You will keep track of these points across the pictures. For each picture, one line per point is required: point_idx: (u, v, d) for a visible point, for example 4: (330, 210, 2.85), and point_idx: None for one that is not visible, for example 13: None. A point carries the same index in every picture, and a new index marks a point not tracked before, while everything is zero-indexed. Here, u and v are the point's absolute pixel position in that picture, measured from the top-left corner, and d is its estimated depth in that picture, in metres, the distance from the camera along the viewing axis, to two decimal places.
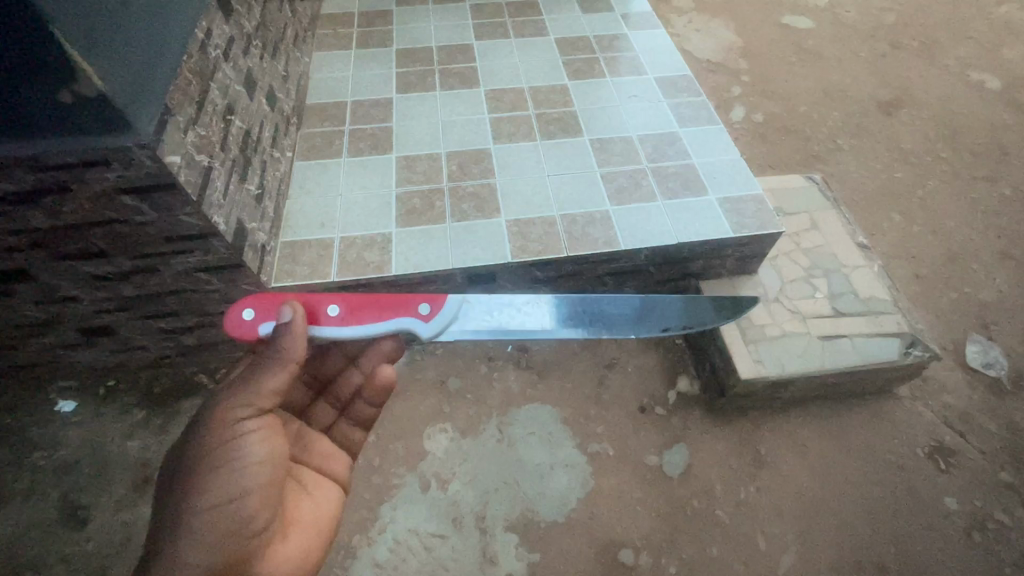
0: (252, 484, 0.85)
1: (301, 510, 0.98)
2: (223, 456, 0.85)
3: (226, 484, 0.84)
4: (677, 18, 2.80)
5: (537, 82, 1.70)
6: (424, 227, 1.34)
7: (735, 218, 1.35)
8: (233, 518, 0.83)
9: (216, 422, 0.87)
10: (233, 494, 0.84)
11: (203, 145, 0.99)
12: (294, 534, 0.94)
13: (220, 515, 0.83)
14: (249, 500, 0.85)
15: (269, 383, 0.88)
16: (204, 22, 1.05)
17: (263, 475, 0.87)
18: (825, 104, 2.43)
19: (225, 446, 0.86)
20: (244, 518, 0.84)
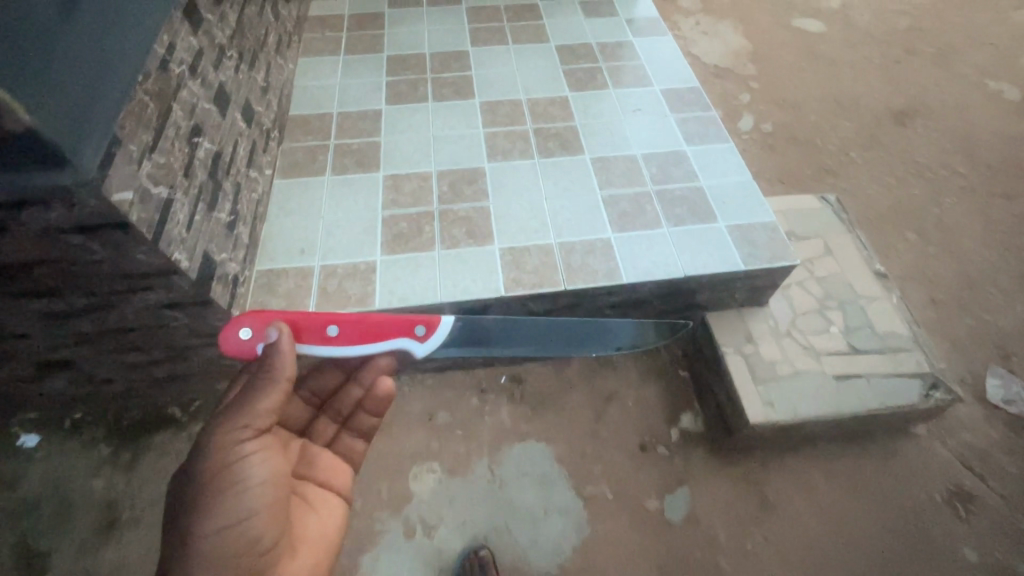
0: (257, 506, 0.78)
1: (309, 527, 0.90)
2: (222, 480, 0.77)
3: (230, 507, 0.76)
4: (683, 20, 2.69)
5: (536, 93, 1.60)
6: (412, 256, 1.24)
7: (746, 248, 1.25)
8: (239, 542, 0.76)
9: (212, 445, 0.78)
10: (237, 518, 0.76)
11: (162, 175, 0.90)
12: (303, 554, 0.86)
13: (224, 539, 0.75)
14: (258, 522, 0.77)
15: (266, 401, 0.80)
16: (165, 36, 0.95)
17: (269, 495, 0.79)
18: (839, 112, 2.32)
19: (223, 469, 0.77)
20: (252, 540, 0.77)
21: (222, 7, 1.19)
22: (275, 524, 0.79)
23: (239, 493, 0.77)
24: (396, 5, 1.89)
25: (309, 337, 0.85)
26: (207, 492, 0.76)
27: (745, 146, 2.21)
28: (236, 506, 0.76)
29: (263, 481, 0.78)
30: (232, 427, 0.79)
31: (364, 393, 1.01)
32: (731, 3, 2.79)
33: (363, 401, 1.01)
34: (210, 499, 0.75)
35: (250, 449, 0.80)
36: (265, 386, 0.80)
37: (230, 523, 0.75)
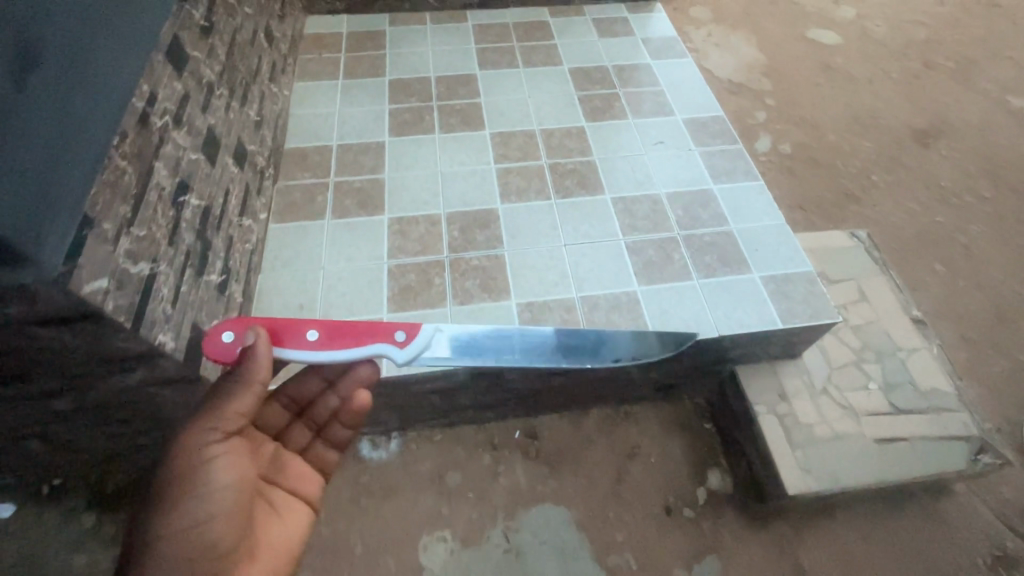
0: (217, 509, 0.75)
1: (272, 534, 0.85)
2: (184, 482, 0.75)
3: (188, 510, 0.74)
4: (694, 30, 2.58)
5: (550, 123, 1.49)
6: (422, 313, 1.14)
7: (783, 303, 1.16)
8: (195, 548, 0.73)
9: (178, 447, 0.76)
10: (195, 520, 0.74)
11: (143, 250, 0.79)
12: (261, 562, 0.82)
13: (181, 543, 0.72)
14: (215, 525, 0.75)
15: (234, 404, 0.78)
16: (145, 87, 0.84)
17: (231, 499, 0.77)
18: (859, 130, 2.22)
19: (186, 471, 0.75)
20: (207, 544, 0.74)
21: (209, 42, 1.07)
22: (234, 528, 0.77)
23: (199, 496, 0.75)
24: (397, 23, 1.78)
25: (286, 343, 0.81)
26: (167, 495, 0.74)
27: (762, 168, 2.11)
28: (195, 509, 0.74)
29: (225, 485, 0.76)
30: (198, 428, 0.77)
31: (341, 403, 0.96)
32: (744, 12, 2.68)
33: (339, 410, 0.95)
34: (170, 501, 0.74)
35: (215, 451, 0.78)
36: (234, 389, 0.77)
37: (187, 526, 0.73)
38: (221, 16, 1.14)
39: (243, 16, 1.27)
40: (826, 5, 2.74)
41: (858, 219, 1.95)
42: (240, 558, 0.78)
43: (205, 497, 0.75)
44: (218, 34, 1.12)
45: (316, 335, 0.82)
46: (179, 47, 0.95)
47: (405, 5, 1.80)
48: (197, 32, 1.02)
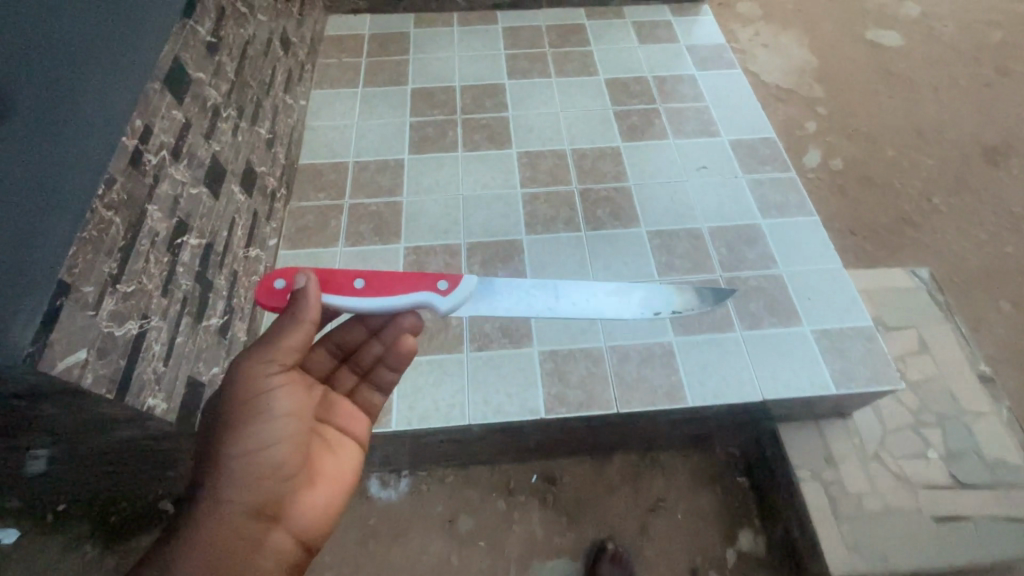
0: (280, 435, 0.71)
1: (329, 465, 0.79)
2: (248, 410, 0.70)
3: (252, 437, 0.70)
4: (740, 29, 2.40)
5: (583, 142, 1.37)
6: (436, 358, 1.05)
7: (837, 363, 1.04)
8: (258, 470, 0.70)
9: (240, 376, 0.71)
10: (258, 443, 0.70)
11: (130, 307, 0.72)
12: (319, 491, 0.76)
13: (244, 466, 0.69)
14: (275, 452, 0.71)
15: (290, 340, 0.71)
16: (137, 122, 0.75)
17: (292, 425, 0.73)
18: (920, 145, 2.03)
19: (249, 399, 0.71)
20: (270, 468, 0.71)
21: (216, 59, 0.99)
22: (295, 452, 0.73)
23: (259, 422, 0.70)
24: (422, 24, 1.67)
25: (334, 291, 0.77)
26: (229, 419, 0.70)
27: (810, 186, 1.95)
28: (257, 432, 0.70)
29: (284, 414, 0.71)
30: (257, 357, 0.72)
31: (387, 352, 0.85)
32: (796, 9, 2.48)
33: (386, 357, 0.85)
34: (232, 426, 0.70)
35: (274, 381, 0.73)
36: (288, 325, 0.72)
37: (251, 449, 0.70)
38: (230, 27, 1.05)
39: (257, 24, 1.18)
40: (888, 2, 2.52)
41: (916, 246, 1.78)
42: (298, 482, 0.74)
43: (268, 423, 0.71)
44: (227, 49, 1.03)
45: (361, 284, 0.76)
46: (179, 70, 0.87)
47: (432, 5, 1.68)
48: (201, 50, 0.94)
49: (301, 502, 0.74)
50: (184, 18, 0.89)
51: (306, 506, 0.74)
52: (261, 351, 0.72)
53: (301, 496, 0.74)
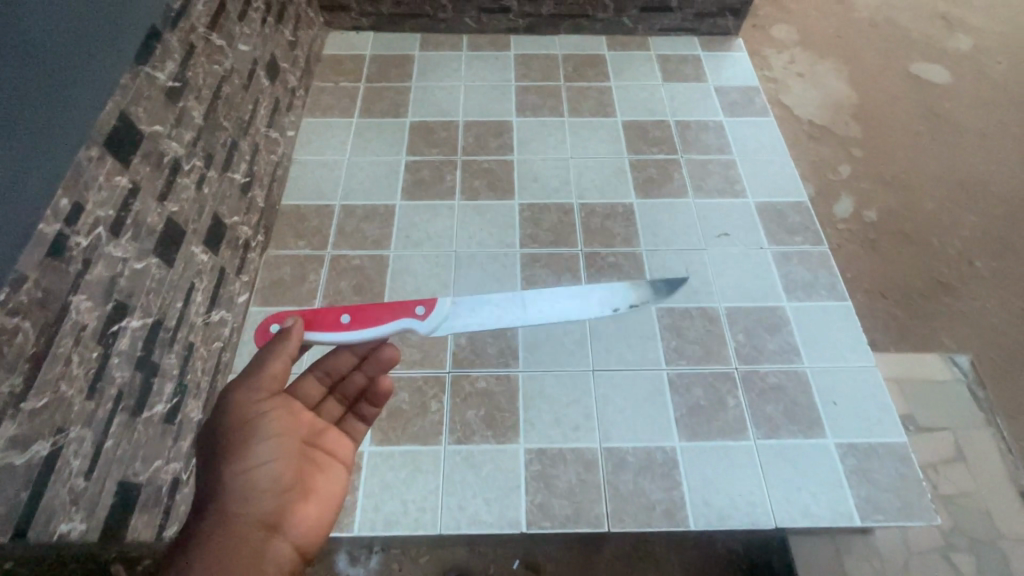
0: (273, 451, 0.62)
1: (336, 483, 0.66)
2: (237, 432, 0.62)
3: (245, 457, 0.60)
4: (774, 57, 2.17)
5: (592, 196, 1.24)
6: (409, 450, 0.94)
7: (863, 488, 0.91)
8: (255, 488, 0.59)
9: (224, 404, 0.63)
10: (253, 459, 0.60)
11: (39, 426, 0.61)
12: (327, 512, 0.63)
13: (238, 485, 0.59)
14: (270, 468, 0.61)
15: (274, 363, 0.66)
16: (62, 202, 0.65)
17: (290, 439, 0.64)
18: (961, 199, 1.80)
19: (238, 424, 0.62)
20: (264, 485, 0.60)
21: (179, 105, 0.87)
22: (293, 466, 0.63)
23: (251, 438, 0.62)
24: (427, 47, 1.54)
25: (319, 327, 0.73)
26: (219, 440, 0.61)
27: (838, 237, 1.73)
28: (252, 448, 0.61)
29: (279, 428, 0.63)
30: (242, 385, 0.65)
31: (372, 380, 0.75)
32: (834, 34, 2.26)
33: (371, 387, 0.75)
34: (224, 445, 0.61)
35: (267, 403, 0.65)
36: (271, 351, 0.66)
37: (246, 466, 0.60)
38: (201, 65, 0.94)
39: (239, 56, 1.07)
40: (932, 34, 2.25)
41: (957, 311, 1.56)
42: (301, 500, 0.62)
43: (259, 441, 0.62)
44: (195, 91, 0.91)
45: (350, 316, 0.74)
46: (127, 128, 0.76)
47: (439, 26, 1.55)
48: (160, 99, 0.82)
49: (308, 526, 0.61)
50: (137, 65, 0.78)
51: (314, 530, 0.62)
52: (245, 377, 0.65)
53: (307, 515, 0.61)
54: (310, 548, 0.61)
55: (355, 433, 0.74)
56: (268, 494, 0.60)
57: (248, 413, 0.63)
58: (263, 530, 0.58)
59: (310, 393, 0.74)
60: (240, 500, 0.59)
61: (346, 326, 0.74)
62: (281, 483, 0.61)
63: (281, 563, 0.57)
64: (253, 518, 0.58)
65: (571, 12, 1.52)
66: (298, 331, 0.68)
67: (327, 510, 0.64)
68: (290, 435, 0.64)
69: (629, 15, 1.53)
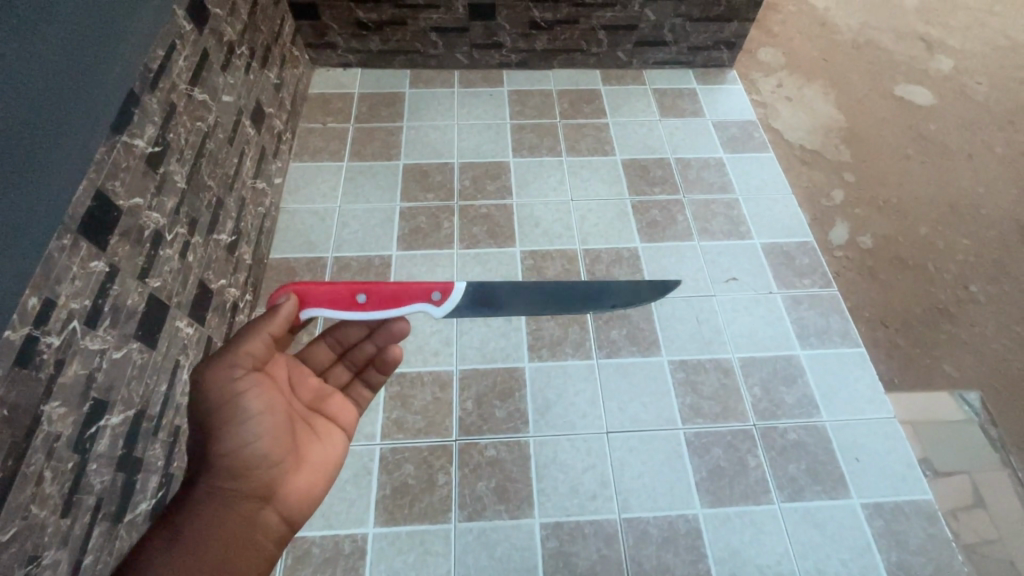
0: (260, 431, 0.58)
1: (329, 453, 0.64)
2: (219, 412, 0.56)
3: (229, 437, 0.56)
4: (762, 77, 1.73)
5: (596, 241, 1.20)
6: (417, 530, 0.88)
7: (893, 551, 0.89)
8: (244, 469, 0.57)
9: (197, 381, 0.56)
10: (241, 438, 0.57)
11: (8, 560, 0.54)
12: (318, 482, 0.62)
13: (225, 466, 0.56)
14: (256, 448, 0.57)
15: (258, 340, 0.59)
16: (30, 301, 0.58)
17: (277, 417, 0.59)
18: (957, 225, 1.45)
19: (219, 404, 0.56)
20: (249, 463, 0.57)
21: (160, 171, 0.81)
22: (282, 443, 0.59)
23: (240, 417, 0.56)
24: (418, 84, 1.49)
25: (331, 306, 0.66)
26: (202, 420, 0.56)
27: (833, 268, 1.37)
28: (237, 430, 0.56)
29: (265, 408, 0.58)
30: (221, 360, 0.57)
31: (382, 350, 0.74)
32: (811, 33, 1.89)
33: (379, 357, 0.74)
34: (213, 422, 0.56)
35: (249, 379, 0.58)
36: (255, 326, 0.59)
37: (233, 447, 0.56)
38: (183, 123, 0.87)
39: (222, 108, 1.01)
40: (920, 48, 1.87)
41: (954, 351, 1.24)
42: (291, 473, 0.60)
43: (242, 423, 0.57)
44: (176, 153, 0.85)
45: (365, 297, 0.67)
46: (104, 205, 0.69)
47: (430, 62, 1.50)
48: (139, 168, 0.76)
49: (299, 497, 0.60)
50: (114, 135, 0.71)
51: (305, 500, 0.61)
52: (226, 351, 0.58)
53: (297, 489, 0.60)
54: (297, 518, 0.60)
55: (359, 400, 0.74)
56: (261, 470, 0.58)
57: (231, 390, 0.57)
58: (253, 502, 0.57)
59: (317, 357, 0.73)
60: (226, 479, 0.56)
61: (360, 306, 0.66)
62: (271, 460, 0.58)
63: (267, 533, 0.57)
64: (242, 495, 0.56)
65: (565, 47, 1.48)
66: (285, 311, 0.61)
67: (319, 482, 0.62)
68: (280, 412, 0.60)
69: (624, 49, 1.50)
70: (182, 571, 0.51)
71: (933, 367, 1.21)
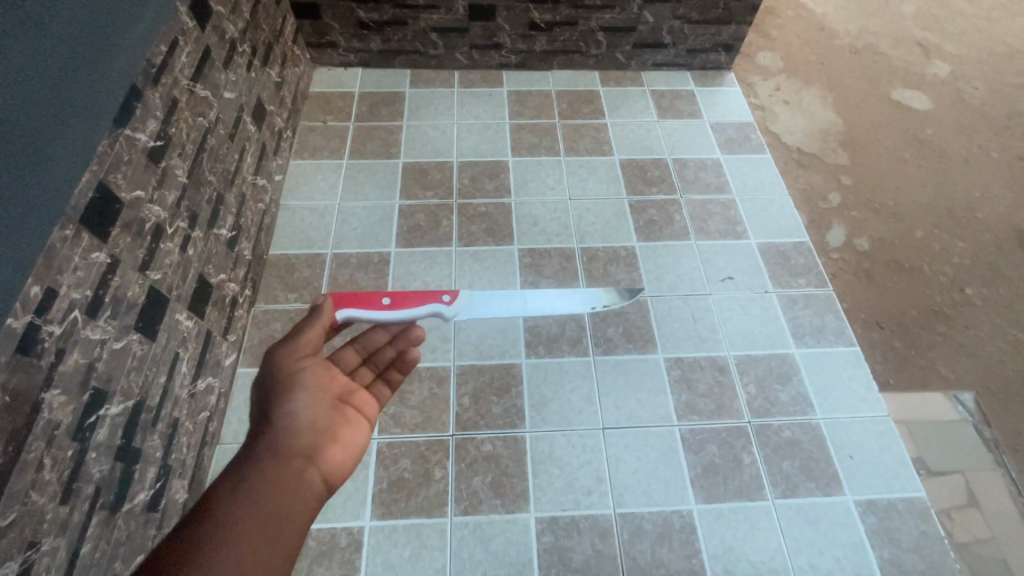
0: (311, 402, 0.63)
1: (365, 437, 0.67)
2: (279, 384, 0.63)
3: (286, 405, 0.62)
4: (760, 80, 1.74)
5: (593, 240, 1.21)
6: (412, 524, 0.89)
7: (886, 549, 0.89)
8: (296, 431, 0.61)
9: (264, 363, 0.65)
10: (294, 405, 0.62)
11: (7, 545, 0.55)
12: (355, 456, 0.64)
13: (280, 427, 0.60)
14: (307, 416, 0.62)
15: (313, 332, 0.68)
16: (32, 290, 0.58)
17: (327, 395, 0.65)
18: (953, 228, 1.46)
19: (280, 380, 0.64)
20: (300, 428, 0.61)
21: (161, 165, 0.82)
22: (327, 415, 0.64)
23: (296, 388, 0.63)
24: (418, 84, 1.50)
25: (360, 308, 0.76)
26: (263, 394, 0.63)
27: (829, 270, 1.38)
28: (291, 399, 0.62)
29: (317, 384, 0.65)
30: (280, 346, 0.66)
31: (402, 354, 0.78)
32: (809, 37, 1.91)
33: (400, 360, 0.77)
34: (270, 393, 0.62)
35: (305, 364, 0.66)
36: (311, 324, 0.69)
37: (286, 413, 0.61)
38: (185, 119, 0.88)
39: (224, 105, 1.02)
40: (917, 53, 1.88)
41: (949, 353, 1.25)
42: (333, 441, 0.62)
43: (297, 392, 0.63)
44: (178, 148, 0.86)
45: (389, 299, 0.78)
46: (106, 197, 0.70)
47: (430, 62, 1.51)
48: (141, 161, 0.77)
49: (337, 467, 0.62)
50: (116, 129, 0.72)
51: (342, 470, 0.62)
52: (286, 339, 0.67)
53: (338, 456, 0.62)
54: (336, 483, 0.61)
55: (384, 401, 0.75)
56: (306, 436, 0.61)
57: (289, 369, 0.64)
58: (300, 461, 0.59)
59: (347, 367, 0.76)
60: (279, 440, 0.60)
61: (385, 307, 0.77)
62: (317, 428, 0.62)
63: (310, 492, 0.58)
64: (290, 453, 0.59)
65: (564, 49, 1.50)
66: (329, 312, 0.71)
67: (356, 457, 0.64)
68: (327, 391, 0.66)
69: (622, 51, 1.51)
70: (232, 515, 0.52)
71: (928, 368, 1.22)
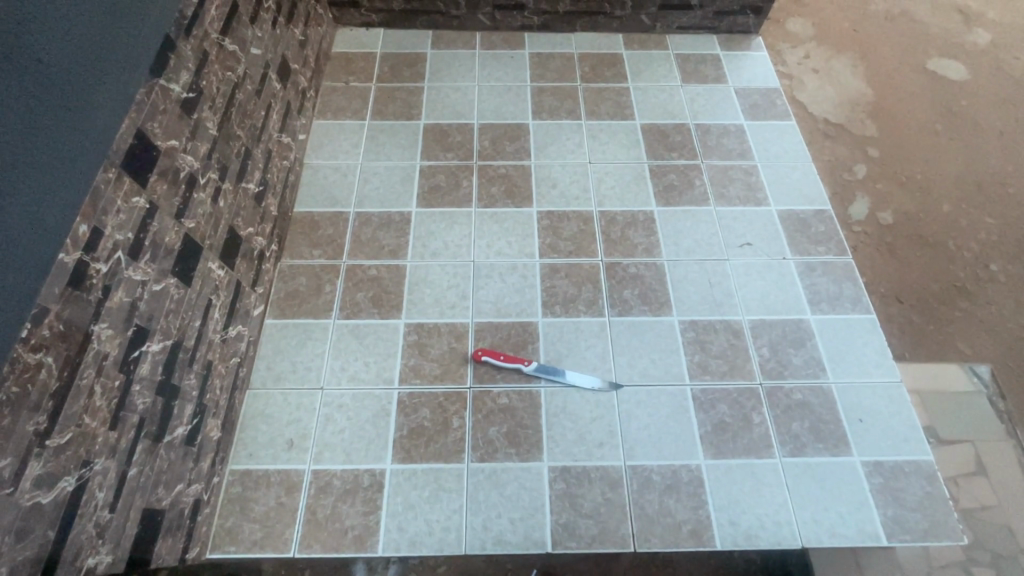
0: None
1: None
2: None
3: None
4: (789, 47, 1.70)
5: (612, 204, 1.22)
6: (430, 468, 0.93)
7: (890, 507, 0.91)
8: None
9: None
10: None
11: (65, 461, 0.60)
12: None
13: None
14: None
15: None
16: (81, 228, 0.62)
17: None
18: (981, 202, 1.42)
19: None
20: None
21: (194, 117, 0.84)
22: None
23: None
24: (440, 45, 1.49)
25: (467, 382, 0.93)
26: None
27: (851, 242, 1.37)
28: None
29: None
30: None
31: None
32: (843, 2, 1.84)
33: None
34: None
35: None
36: None
37: None
38: (215, 73, 0.90)
39: (251, 61, 1.03)
40: (956, 21, 1.80)
41: (968, 328, 1.23)
42: None
43: None
44: (209, 101, 0.88)
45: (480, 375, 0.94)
46: (144, 144, 0.73)
47: (452, 23, 1.51)
48: (175, 112, 0.79)
49: None
50: (152, 78, 0.74)
51: None
52: None
53: None
54: None
55: None
56: None
57: None
58: None
59: None
60: None
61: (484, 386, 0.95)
62: None
63: None
64: None
65: (588, 10, 1.47)
66: None
67: None
68: None
69: (647, 12, 1.48)
70: None
71: (946, 342, 1.21)
